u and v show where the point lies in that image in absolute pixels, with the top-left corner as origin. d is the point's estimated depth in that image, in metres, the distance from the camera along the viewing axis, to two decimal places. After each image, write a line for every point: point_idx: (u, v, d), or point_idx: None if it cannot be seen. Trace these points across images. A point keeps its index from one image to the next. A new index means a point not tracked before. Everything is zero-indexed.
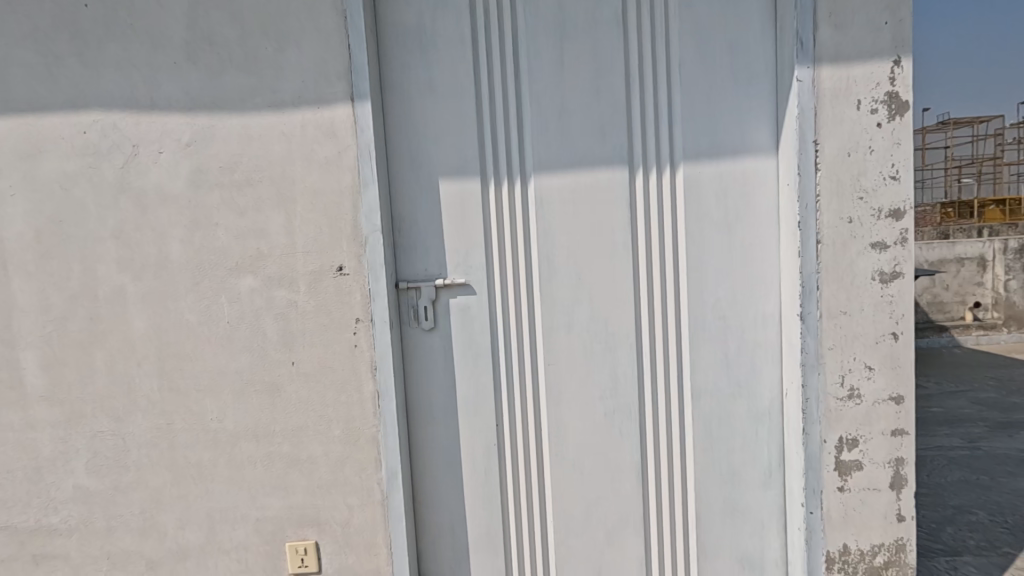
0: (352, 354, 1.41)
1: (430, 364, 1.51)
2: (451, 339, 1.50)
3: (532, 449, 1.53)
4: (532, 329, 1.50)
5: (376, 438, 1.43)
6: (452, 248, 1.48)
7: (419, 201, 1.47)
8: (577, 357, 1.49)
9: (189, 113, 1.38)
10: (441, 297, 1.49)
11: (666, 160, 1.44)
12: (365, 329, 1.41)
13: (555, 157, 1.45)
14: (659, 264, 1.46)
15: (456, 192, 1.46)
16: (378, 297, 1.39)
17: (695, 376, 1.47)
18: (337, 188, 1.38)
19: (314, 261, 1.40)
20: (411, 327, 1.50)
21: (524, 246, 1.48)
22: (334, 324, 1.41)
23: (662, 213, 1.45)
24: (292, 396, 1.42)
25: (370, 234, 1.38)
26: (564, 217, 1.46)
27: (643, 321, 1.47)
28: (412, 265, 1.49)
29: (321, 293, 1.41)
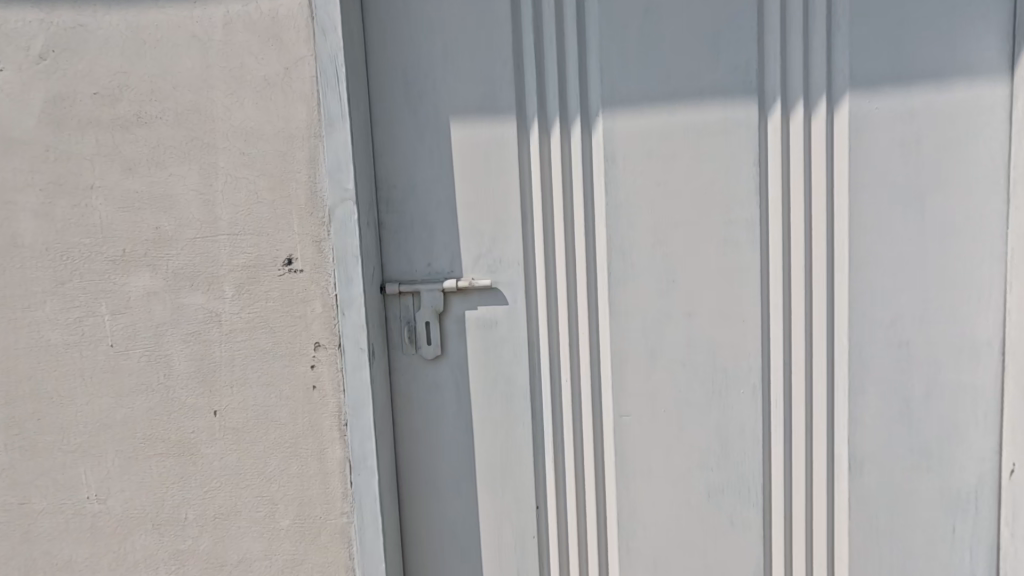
0: (308, 399, 0.88)
1: (435, 411, 0.97)
2: (468, 373, 0.96)
3: (590, 542, 0.99)
4: (593, 359, 0.96)
5: (346, 533, 0.89)
6: (471, 231, 0.94)
7: (419, 157, 0.93)
8: (663, 406, 0.95)
9: (44, 5, 0.85)
10: (452, 307, 0.96)
11: (818, 91, 0.89)
12: (329, 359, 0.87)
13: (635, 89, 0.91)
14: (801, 259, 0.91)
15: (477, 141, 0.92)
16: (350, 309, 0.86)
17: (854, 436, 0.93)
18: (283, 128, 0.84)
19: (246, 249, 0.86)
20: (404, 353, 0.96)
21: (583, 228, 0.93)
22: (278, 350, 0.87)
23: (808, 177, 0.90)
24: (213, 463, 0.89)
25: (336, 206, 0.84)
26: (647, 184, 0.92)
27: (770, 349, 0.93)
28: (407, 256, 0.95)
29: (259, 300, 0.87)
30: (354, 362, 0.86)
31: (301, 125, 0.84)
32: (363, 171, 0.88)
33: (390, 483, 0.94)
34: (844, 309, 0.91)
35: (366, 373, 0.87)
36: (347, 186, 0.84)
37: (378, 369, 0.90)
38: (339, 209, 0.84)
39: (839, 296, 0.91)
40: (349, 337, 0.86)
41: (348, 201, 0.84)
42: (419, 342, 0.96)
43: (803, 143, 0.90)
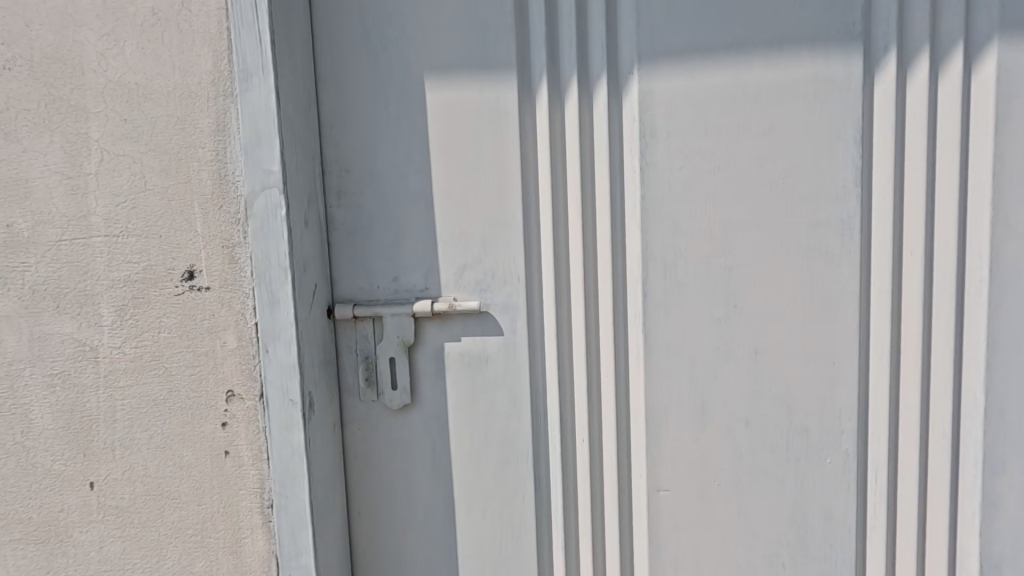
0: (219, 470, 0.62)
1: (403, 479, 0.72)
2: (447, 429, 0.71)
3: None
4: (620, 415, 0.69)
5: None
6: (453, 235, 0.68)
7: (382, 131, 0.67)
8: (716, 479, 0.69)
9: None
10: (426, 339, 0.70)
11: (951, 38, 0.62)
12: (246, 413, 0.62)
13: (684, 37, 0.64)
14: (918, 280, 0.64)
15: (462, 109, 0.66)
16: (275, 346, 0.60)
17: (986, 529, 0.66)
18: (181, 84, 0.59)
19: (130, 256, 0.61)
20: (361, 400, 0.70)
21: (609, 234, 0.67)
22: (177, 400, 0.62)
23: (933, 163, 0.63)
24: (90, 555, 0.64)
25: (254, 198, 0.59)
26: (702, 173, 0.65)
27: (868, 404, 0.67)
28: (365, 268, 0.69)
29: (149, 330, 0.62)
30: (281, 418, 0.61)
31: (205, 79, 0.59)
32: (298, 149, 0.62)
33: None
34: (979, 351, 0.64)
35: (299, 436, 0.61)
36: (271, 169, 0.58)
37: (320, 426, 0.65)
38: (258, 201, 0.59)
39: (971, 334, 0.65)
40: (274, 383, 0.61)
41: (272, 190, 0.59)
42: (381, 386, 0.70)
43: (926, 113, 0.63)
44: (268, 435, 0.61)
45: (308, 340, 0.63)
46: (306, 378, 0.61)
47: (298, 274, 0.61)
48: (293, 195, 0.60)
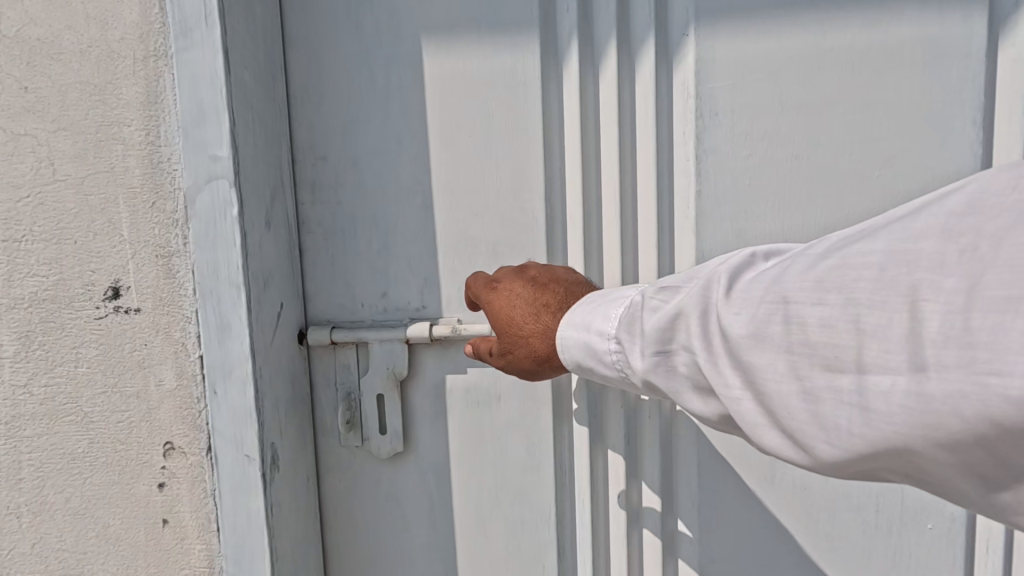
0: (155, 543, 0.49)
1: (393, 541, 0.58)
2: (449, 481, 0.57)
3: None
4: (670, 468, 0.55)
5: None
6: (457, 238, 0.54)
7: (367, 108, 0.53)
8: (785, 548, 0.55)
9: None
10: (423, 371, 0.56)
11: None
12: (191, 470, 0.48)
13: None
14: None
15: (469, 80, 0.52)
16: (227, 385, 0.46)
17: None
18: (104, 41, 0.44)
19: (36, 267, 0.46)
20: (342, 444, 0.57)
21: (658, 239, 0.53)
22: (101, 453, 0.48)
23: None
24: None
25: (197, 194, 0.45)
26: (778, 165, 0.51)
27: None
28: (347, 281, 0.55)
29: (64, 364, 0.47)
30: (235, 478, 0.47)
31: (131, 34, 0.44)
32: (259, 129, 0.48)
33: None
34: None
35: (259, 503, 0.47)
36: (218, 153, 0.44)
37: (288, 484, 0.51)
38: (201, 199, 0.45)
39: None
40: (224, 432, 0.47)
41: (219, 184, 0.44)
42: (366, 431, 0.56)
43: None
44: (218, 499, 0.47)
45: (272, 376, 0.49)
46: (268, 426, 0.47)
47: (257, 292, 0.47)
48: (251, 189, 0.46)
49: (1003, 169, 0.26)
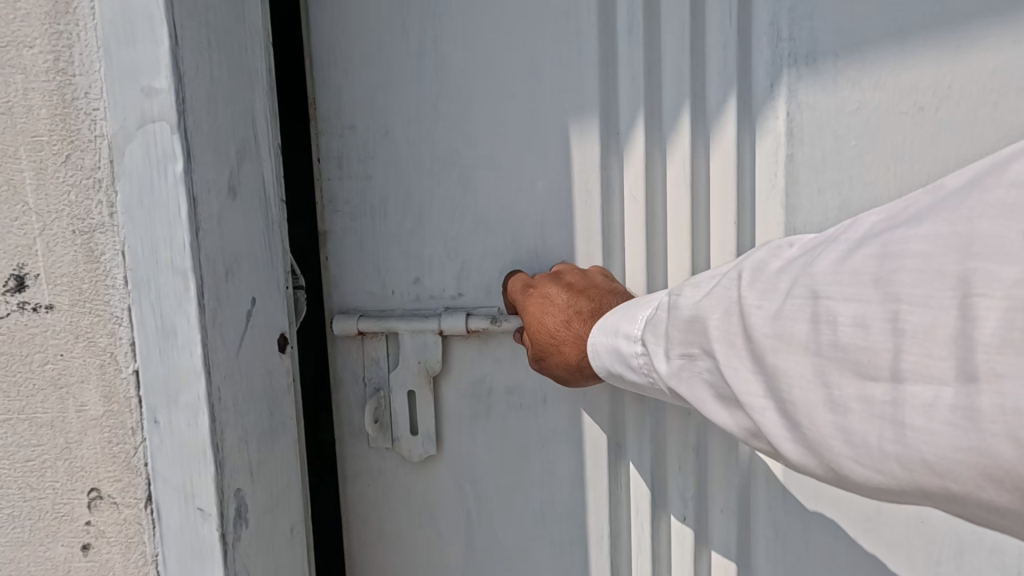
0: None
1: (423, 556, 0.52)
2: (485, 490, 0.50)
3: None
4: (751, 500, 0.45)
5: None
6: (499, 217, 0.47)
7: (394, 66, 0.47)
8: None
9: None
10: (456, 366, 0.49)
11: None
12: (127, 498, 0.39)
13: None
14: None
15: (511, 30, 0.45)
16: (175, 405, 0.37)
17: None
18: None
19: None
20: (371, 446, 0.51)
21: (738, 217, 0.44)
22: (15, 488, 0.39)
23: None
24: None
25: (130, 143, 0.35)
26: (902, 120, 0.40)
27: None
28: (372, 264, 0.49)
29: None
30: (186, 513, 0.37)
31: None
32: (218, 61, 0.37)
33: None
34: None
35: (214, 546, 0.37)
36: (154, 85, 0.34)
37: (261, 532, 0.40)
38: (136, 151, 0.35)
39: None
40: (171, 464, 0.37)
41: (159, 129, 0.34)
42: (395, 429, 0.50)
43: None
44: (171, 550, 0.38)
45: (234, 392, 0.38)
46: (228, 467, 0.37)
47: (211, 276, 0.36)
48: (207, 140, 0.36)
49: None
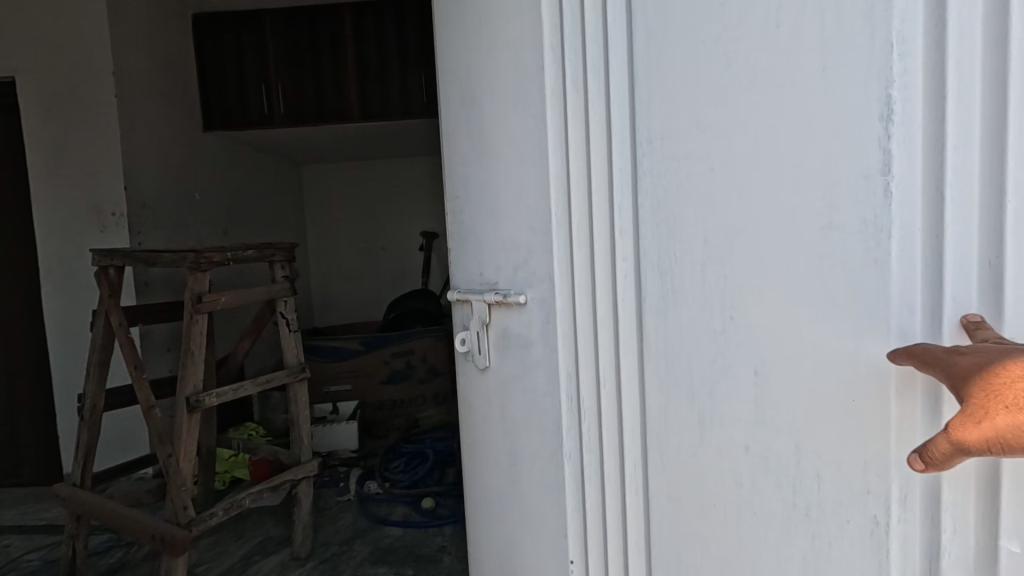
0: None
1: (489, 388, 1.33)
2: (501, 365, 1.26)
3: (631, 542, 1.05)
4: (638, 356, 0.98)
5: (483, 456, 1.41)
6: (524, 236, 1.14)
7: (484, 193, 1.25)
8: (673, 424, 0.94)
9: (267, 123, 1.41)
10: (494, 317, 1.25)
11: (916, 31, 0.65)
12: None
13: (640, 116, 0.91)
14: (900, 268, 0.68)
15: (520, 172, 1.13)
16: None
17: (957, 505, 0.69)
18: None
19: None
20: (470, 354, 1.36)
21: (625, 220, 0.96)
22: None
23: (911, 151, 0.67)
24: None
25: None
26: (657, 209, 0.90)
27: (790, 391, 0.79)
28: (471, 270, 1.33)
29: None
30: None
31: None
32: None
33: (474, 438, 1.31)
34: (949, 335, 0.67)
35: None
36: None
37: None
38: None
39: (947, 319, 0.68)
40: None
41: None
42: (474, 341, 1.32)
43: (896, 106, 0.67)
44: None
45: None
46: None
47: None
48: None
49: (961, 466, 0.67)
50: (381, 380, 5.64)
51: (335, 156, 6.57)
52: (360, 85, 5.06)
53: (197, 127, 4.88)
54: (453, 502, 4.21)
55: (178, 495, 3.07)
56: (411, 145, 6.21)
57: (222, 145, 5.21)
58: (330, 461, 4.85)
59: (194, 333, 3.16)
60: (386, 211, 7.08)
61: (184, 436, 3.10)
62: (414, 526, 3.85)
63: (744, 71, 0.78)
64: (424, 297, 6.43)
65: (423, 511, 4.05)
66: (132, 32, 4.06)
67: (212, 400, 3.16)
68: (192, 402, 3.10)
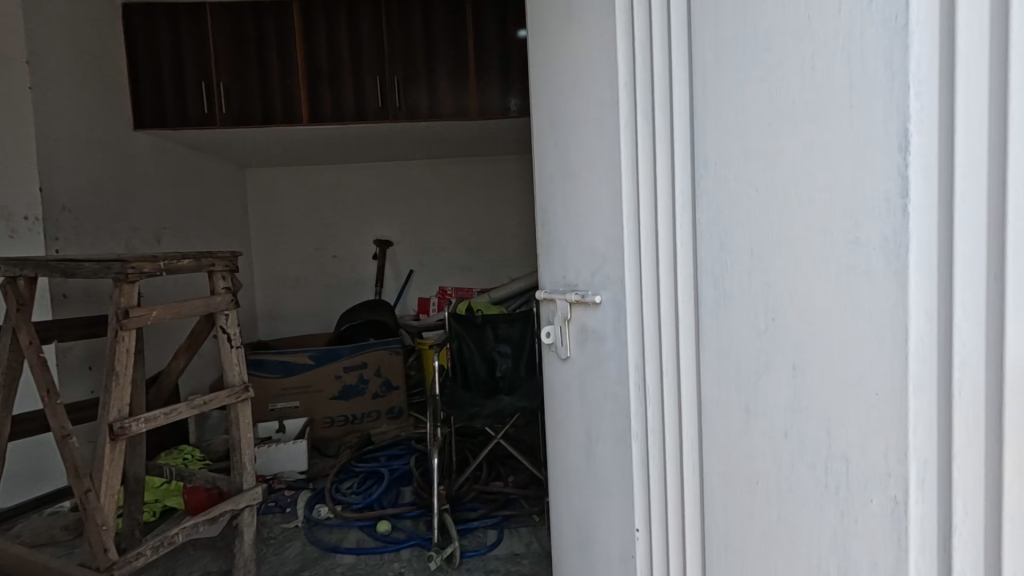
0: None
1: (568, 378, 1.50)
2: (575, 357, 1.43)
3: (689, 529, 1.05)
4: (693, 360, 0.99)
5: (564, 441, 1.60)
6: (602, 240, 1.25)
7: (566, 206, 1.43)
8: (726, 429, 0.92)
9: None
10: (572, 315, 1.42)
11: (930, 41, 0.61)
12: None
13: (698, 133, 0.92)
14: (923, 279, 0.63)
15: (598, 182, 1.25)
16: None
17: (975, 493, 0.62)
18: None
19: None
20: (553, 347, 1.54)
21: (684, 225, 0.98)
22: None
23: (933, 174, 0.62)
24: None
25: None
26: (710, 221, 0.91)
27: (823, 402, 0.73)
28: (558, 274, 1.51)
29: None
30: None
31: None
32: None
33: (570, 417, 1.52)
34: (962, 342, 0.61)
35: None
36: None
37: None
38: None
39: (962, 327, 0.61)
40: None
41: None
42: (554, 335, 1.51)
43: (912, 127, 0.62)
44: None
45: None
46: None
47: None
48: None
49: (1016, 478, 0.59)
50: (332, 396, 5.28)
51: (285, 159, 6.21)
52: (309, 83, 4.73)
53: (125, 126, 4.45)
54: (410, 524, 3.91)
55: (97, 537, 2.66)
56: (360, 148, 5.89)
57: (155, 145, 4.78)
58: (274, 486, 4.38)
59: (121, 352, 2.77)
60: (336, 218, 6.70)
61: (106, 469, 2.67)
62: (368, 552, 3.53)
63: (791, 86, 0.74)
64: (377, 307, 6.08)
65: (379, 535, 3.73)
66: (52, 17, 3.66)
67: (139, 428, 2.75)
68: (116, 430, 2.68)
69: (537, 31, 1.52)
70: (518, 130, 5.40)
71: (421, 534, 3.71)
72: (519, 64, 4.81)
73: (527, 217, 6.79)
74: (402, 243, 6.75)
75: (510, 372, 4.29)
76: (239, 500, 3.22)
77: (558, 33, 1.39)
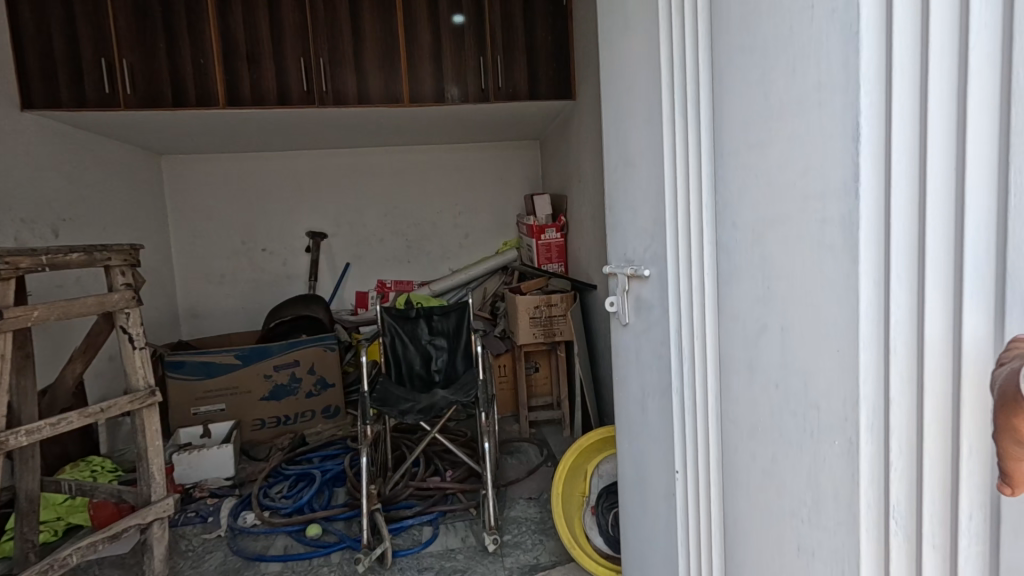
0: None
1: (625, 346, 1.78)
2: (630, 324, 1.70)
3: (711, 468, 1.28)
4: (712, 323, 1.22)
5: (620, 404, 1.89)
6: (650, 223, 1.50)
7: (625, 189, 1.67)
8: (736, 375, 1.14)
9: None
10: (630, 288, 1.68)
11: (864, 62, 0.76)
12: None
13: (718, 132, 1.14)
14: (869, 254, 0.79)
15: (646, 173, 1.50)
16: None
17: (904, 432, 0.78)
18: None
19: None
20: (616, 316, 1.80)
21: (709, 207, 1.20)
22: None
23: (876, 164, 0.77)
24: None
25: None
26: (728, 207, 1.12)
27: (805, 349, 0.91)
28: (621, 251, 1.76)
29: None
30: None
31: None
32: None
33: (626, 381, 1.81)
34: (897, 310, 0.77)
35: None
36: None
37: None
38: None
39: (896, 304, 0.77)
40: None
41: None
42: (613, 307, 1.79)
43: (863, 130, 0.77)
44: None
45: None
46: None
47: None
48: None
49: (925, 423, 0.75)
50: (261, 397, 4.95)
51: (207, 146, 5.74)
52: (225, 63, 4.35)
53: (11, 106, 3.93)
54: (342, 526, 3.72)
55: None
56: (289, 135, 5.51)
57: (51, 127, 4.28)
58: (190, 496, 4.06)
59: None
60: (265, 208, 6.27)
61: None
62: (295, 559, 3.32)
63: (781, 89, 0.92)
64: (308, 302, 5.72)
65: (309, 540, 3.52)
66: None
67: (18, 441, 2.42)
68: None
69: (606, 26, 1.70)
70: (455, 119, 5.26)
71: (353, 537, 3.53)
72: (453, 51, 4.66)
73: (471, 208, 6.64)
74: (337, 235, 6.42)
75: (446, 365, 4.27)
76: (150, 513, 2.95)
77: (625, 31, 1.57)
